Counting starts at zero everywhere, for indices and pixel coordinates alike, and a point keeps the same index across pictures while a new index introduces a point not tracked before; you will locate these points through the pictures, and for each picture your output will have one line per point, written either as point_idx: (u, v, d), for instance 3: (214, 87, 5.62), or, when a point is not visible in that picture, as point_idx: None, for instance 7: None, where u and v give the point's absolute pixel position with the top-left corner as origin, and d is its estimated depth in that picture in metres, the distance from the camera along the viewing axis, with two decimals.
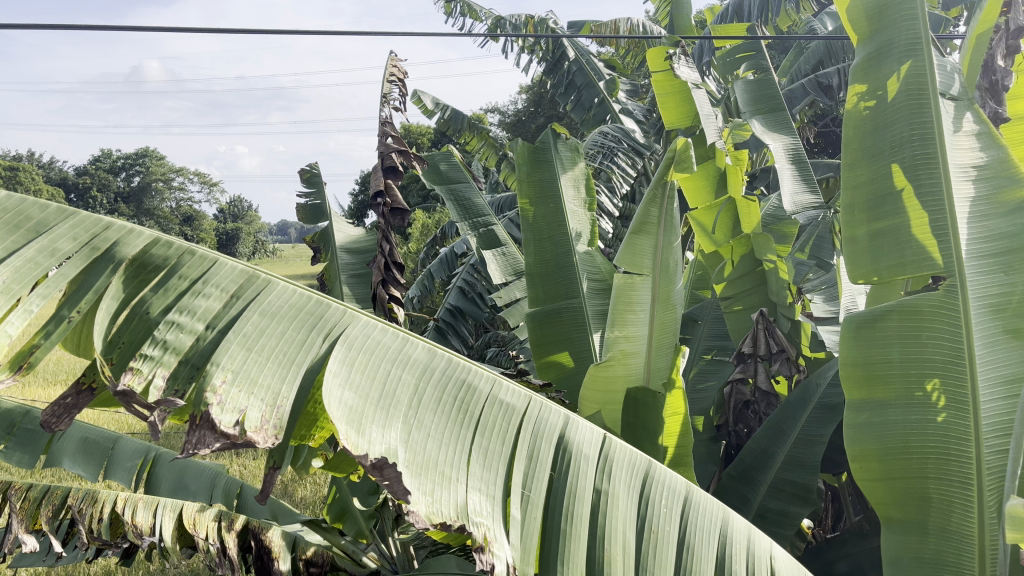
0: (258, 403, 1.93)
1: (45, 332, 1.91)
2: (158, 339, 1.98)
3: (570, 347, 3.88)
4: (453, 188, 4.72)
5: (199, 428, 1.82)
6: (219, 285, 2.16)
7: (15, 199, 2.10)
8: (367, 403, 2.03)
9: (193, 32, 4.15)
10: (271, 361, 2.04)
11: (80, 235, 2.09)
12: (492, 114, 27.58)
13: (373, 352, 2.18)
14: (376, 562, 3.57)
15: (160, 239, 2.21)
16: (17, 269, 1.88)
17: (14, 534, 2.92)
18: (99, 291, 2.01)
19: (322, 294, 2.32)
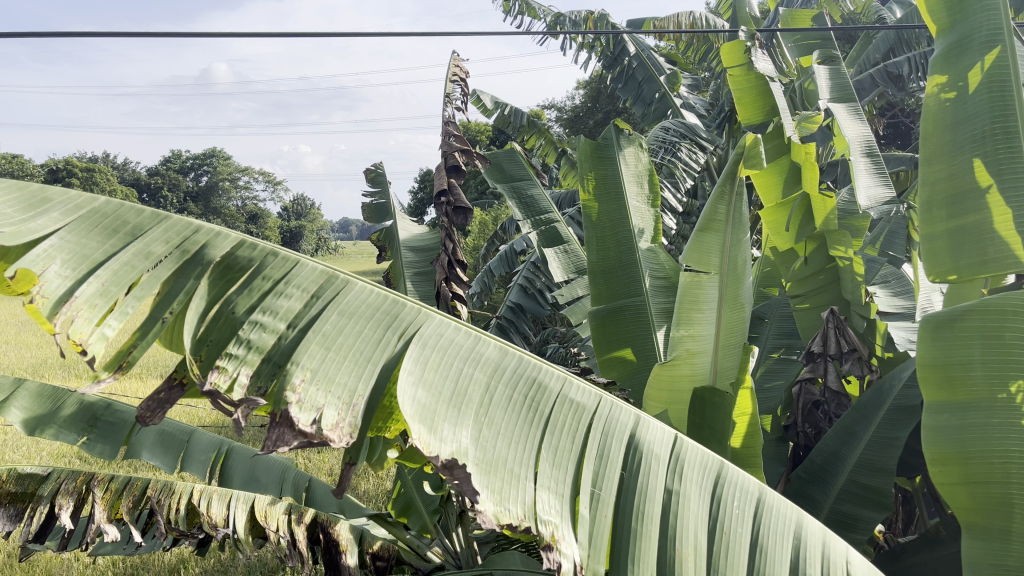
0: (335, 402, 1.97)
1: (142, 333, 2.00)
2: (242, 338, 2.05)
3: (634, 344, 3.86)
4: (515, 185, 4.74)
5: (278, 426, 1.87)
6: (301, 285, 2.21)
7: (115, 205, 2.23)
8: (439, 401, 2.07)
9: (260, 37, 4.24)
10: (349, 360, 2.08)
11: (172, 238, 2.18)
12: (550, 110, 27.52)
13: (445, 350, 2.21)
14: (440, 556, 3.60)
15: (246, 241, 2.29)
16: (115, 272, 1.97)
17: (97, 524, 3.04)
18: (189, 292, 2.09)
19: (398, 293, 2.36)
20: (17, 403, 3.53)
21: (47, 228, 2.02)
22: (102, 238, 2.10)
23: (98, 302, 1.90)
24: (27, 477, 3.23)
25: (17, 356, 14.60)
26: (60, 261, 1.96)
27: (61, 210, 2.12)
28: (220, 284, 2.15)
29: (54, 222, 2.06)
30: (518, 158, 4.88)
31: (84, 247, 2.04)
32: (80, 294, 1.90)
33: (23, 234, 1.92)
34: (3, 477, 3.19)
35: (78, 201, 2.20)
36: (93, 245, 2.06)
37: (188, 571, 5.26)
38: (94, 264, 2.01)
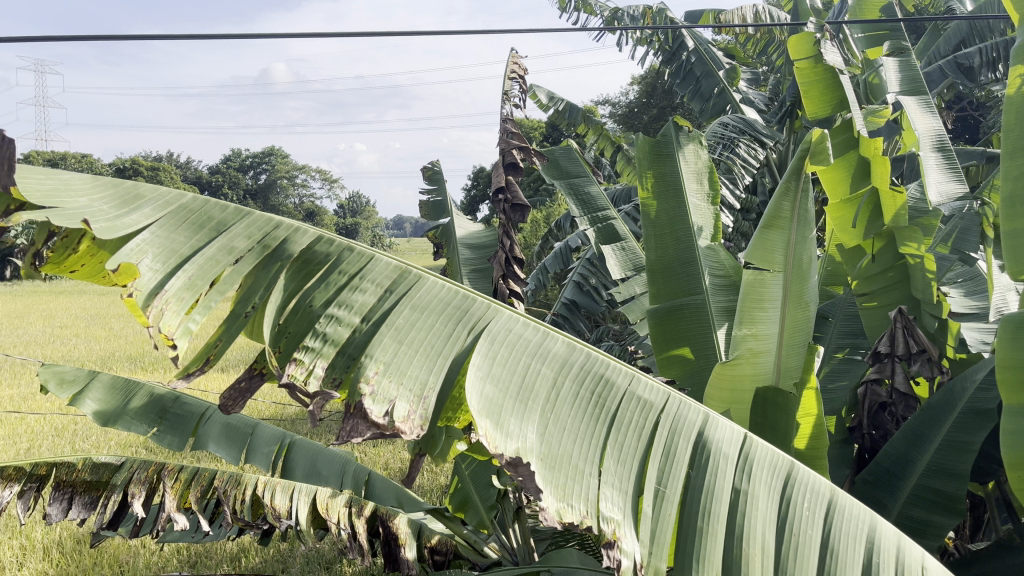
0: (406, 395, 2.06)
1: (225, 325, 2.14)
2: (319, 331, 2.15)
3: (693, 343, 3.81)
4: (573, 183, 4.74)
5: (353, 417, 1.97)
6: (375, 280, 2.33)
7: (200, 201, 2.40)
8: (506, 396, 2.13)
9: (320, 36, 4.28)
10: (420, 354, 2.17)
11: (254, 233, 2.33)
12: (604, 106, 27.35)
13: (514, 346, 2.27)
14: (497, 552, 3.62)
15: (324, 237, 2.44)
16: (202, 266, 2.12)
17: (167, 512, 3.11)
18: (270, 287, 2.23)
19: (468, 289, 2.45)
20: (91, 395, 3.65)
21: (140, 223, 2.20)
22: (191, 232, 2.27)
23: (185, 296, 2.02)
24: (102, 466, 3.33)
25: (88, 349, 15.14)
26: (151, 254, 2.11)
27: (153, 205, 2.29)
28: (298, 278, 2.29)
29: (146, 218, 2.22)
30: (574, 154, 4.85)
31: (172, 242, 2.19)
32: (169, 288, 2.02)
33: (119, 229, 2.11)
34: (78, 466, 3.29)
35: (169, 197, 2.37)
36: (181, 240, 2.21)
37: (248, 560, 5.37)
38: (182, 259, 2.16)
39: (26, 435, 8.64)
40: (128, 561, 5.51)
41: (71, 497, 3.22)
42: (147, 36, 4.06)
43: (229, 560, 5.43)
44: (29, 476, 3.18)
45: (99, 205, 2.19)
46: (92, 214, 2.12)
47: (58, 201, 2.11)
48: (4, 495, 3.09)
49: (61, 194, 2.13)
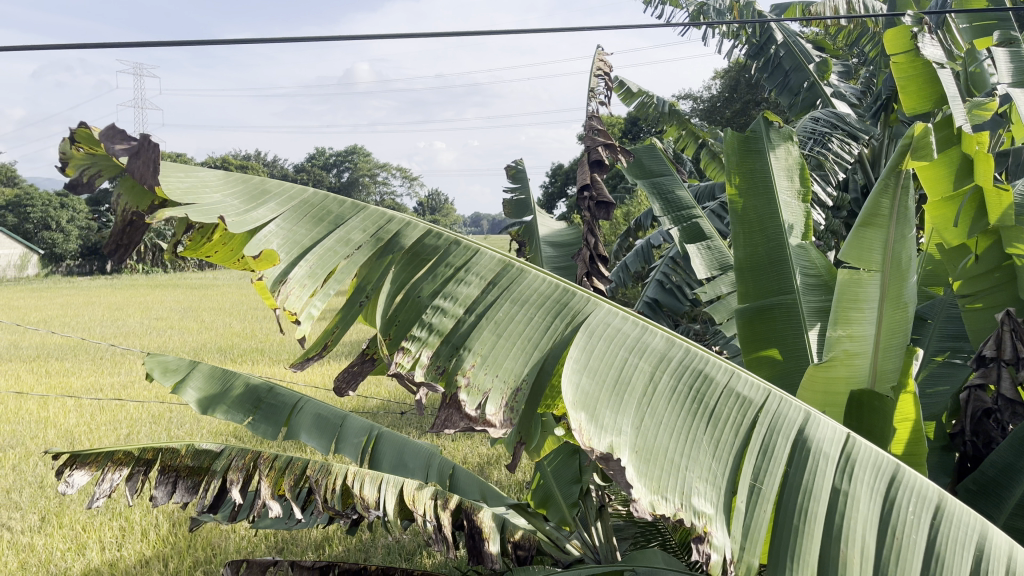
0: (501, 386, 2.32)
1: (341, 318, 2.55)
2: (426, 322, 2.48)
3: (782, 343, 3.70)
4: (657, 182, 4.71)
5: (448, 408, 2.26)
6: (479, 273, 2.65)
7: (321, 197, 2.83)
8: (601, 388, 2.33)
9: (405, 37, 4.33)
10: (518, 346, 2.45)
11: (369, 227, 2.73)
12: (686, 101, 26.89)
13: (612, 339, 2.50)
14: (579, 549, 3.63)
15: (432, 230, 2.80)
16: (322, 257, 2.50)
17: (263, 499, 3.21)
18: (382, 280, 2.62)
19: (568, 282, 2.70)
20: (193, 382, 3.82)
21: (266, 216, 2.64)
22: (312, 226, 2.70)
23: (307, 283, 2.41)
24: (203, 453, 3.47)
25: (180, 340, 15.81)
26: (278, 244, 2.50)
27: (278, 201, 2.73)
28: (408, 269, 2.65)
29: (272, 212, 2.66)
30: (657, 153, 4.83)
31: (296, 234, 2.60)
32: (292, 277, 2.38)
33: (248, 223, 2.55)
34: (182, 452, 3.46)
35: (292, 193, 2.82)
36: (303, 232, 2.62)
37: (332, 548, 5.54)
38: (304, 250, 2.56)
39: (125, 421, 9.12)
40: (220, 544, 5.76)
41: (175, 481, 3.39)
42: (240, 40, 4.21)
43: (314, 547, 5.60)
44: (137, 460, 3.38)
45: (230, 201, 2.66)
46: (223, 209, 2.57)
47: (195, 197, 2.60)
48: (114, 478, 3.31)
49: (198, 191, 2.61)
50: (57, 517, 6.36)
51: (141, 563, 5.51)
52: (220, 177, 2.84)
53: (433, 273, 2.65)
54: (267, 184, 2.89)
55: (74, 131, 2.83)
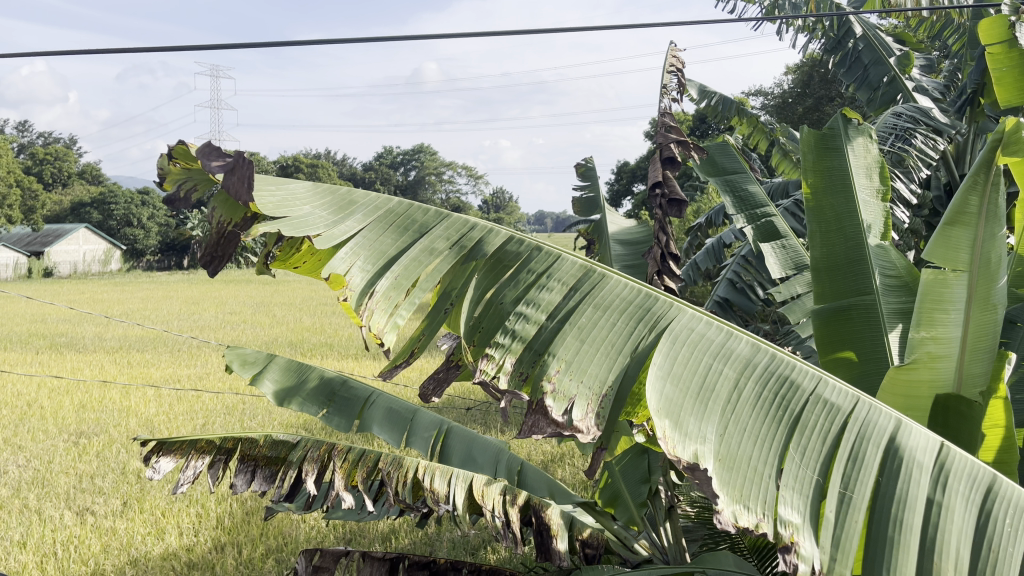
0: (586, 391, 2.45)
1: (427, 326, 2.71)
2: (509, 329, 2.64)
3: (859, 346, 3.58)
4: (730, 179, 4.65)
5: (535, 414, 2.38)
6: (561, 280, 2.78)
7: (405, 206, 3.04)
8: (685, 396, 2.46)
9: (476, 35, 4.36)
10: (600, 353, 2.56)
11: (452, 235, 2.91)
12: (756, 98, 26.35)
13: (696, 345, 2.60)
14: (647, 550, 3.65)
15: (514, 237, 2.97)
16: (406, 266, 2.71)
17: (335, 490, 3.26)
18: (467, 286, 2.80)
19: (650, 289, 2.82)
20: (270, 376, 3.93)
21: (353, 229, 2.84)
22: (399, 233, 2.90)
23: (396, 292, 2.60)
24: (280, 443, 3.57)
25: (253, 334, 16.25)
26: (363, 256, 2.73)
27: (364, 211, 2.95)
28: (490, 276, 2.82)
29: (359, 223, 2.88)
30: (730, 150, 4.76)
31: (381, 244, 2.81)
32: (379, 289, 2.60)
33: (338, 236, 2.78)
34: (260, 442, 3.56)
35: (377, 203, 3.02)
36: (389, 241, 2.83)
37: (399, 541, 5.62)
38: (388, 258, 2.78)
39: (201, 411, 9.43)
40: (291, 533, 5.92)
41: (253, 470, 3.50)
42: (313, 41, 4.30)
43: (381, 540, 5.69)
44: (218, 449, 3.51)
45: (320, 212, 2.89)
46: (313, 222, 2.80)
47: (287, 210, 2.83)
48: (197, 466, 3.47)
49: (289, 204, 2.84)
50: (138, 502, 6.62)
51: (215, 549, 5.69)
52: (310, 187, 3.06)
53: (516, 279, 2.81)
54: (354, 192, 3.09)
55: (173, 148, 3.04)
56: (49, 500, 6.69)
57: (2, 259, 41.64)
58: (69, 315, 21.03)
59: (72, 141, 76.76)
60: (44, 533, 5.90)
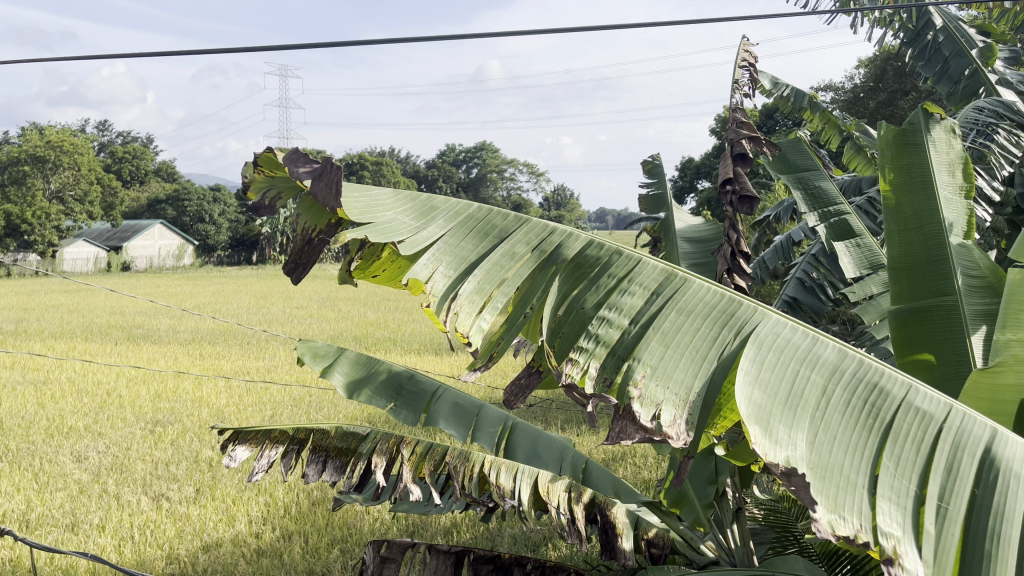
0: (673, 397, 2.51)
1: (507, 329, 2.87)
2: (593, 334, 2.74)
3: (938, 348, 3.47)
4: (801, 176, 4.57)
5: (622, 420, 2.46)
6: (643, 284, 2.88)
7: (485, 211, 3.22)
8: (774, 402, 2.47)
9: (545, 32, 4.35)
10: (686, 359, 2.62)
11: (532, 240, 3.08)
12: (825, 92, 25.70)
13: (782, 351, 2.64)
14: (714, 551, 3.57)
15: (594, 242, 3.08)
16: (489, 271, 2.88)
17: (404, 482, 3.32)
18: (547, 290, 2.91)
19: (733, 292, 2.88)
20: (339, 369, 4.02)
21: (435, 235, 3.02)
22: (479, 238, 3.08)
23: (479, 297, 2.78)
24: (350, 435, 3.65)
25: (318, 329, 16.58)
26: (445, 262, 2.91)
27: (445, 217, 3.13)
28: (570, 279, 2.96)
29: (440, 229, 3.06)
30: (802, 148, 4.68)
31: (462, 249, 2.99)
32: (462, 293, 2.78)
33: (421, 242, 2.96)
34: (331, 434, 3.64)
35: (457, 209, 3.21)
36: (470, 247, 3.01)
37: (461, 535, 5.66)
38: (470, 263, 2.95)
39: (269, 403, 9.67)
40: (355, 524, 6.03)
41: (325, 460, 3.59)
42: (382, 39, 4.36)
43: (443, 533, 5.75)
44: (292, 439, 3.62)
45: (403, 218, 3.09)
46: (398, 228, 2.99)
47: (372, 216, 3.01)
48: (271, 455, 3.56)
49: (374, 211, 3.04)
50: (210, 490, 6.84)
51: (283, 537, 5.84)
52: (392, 195, 3.27)
53: (597, 283, 2.92)
54: (434, 199, 3.27)
55: (259, 156, 3.21)
56: (127, 485, 6.96)
57: (82, 253, 43.46)
58: (145, 308, 21.86)
59: (150, 141, 79.77)
60: (122, 517, 6.15)
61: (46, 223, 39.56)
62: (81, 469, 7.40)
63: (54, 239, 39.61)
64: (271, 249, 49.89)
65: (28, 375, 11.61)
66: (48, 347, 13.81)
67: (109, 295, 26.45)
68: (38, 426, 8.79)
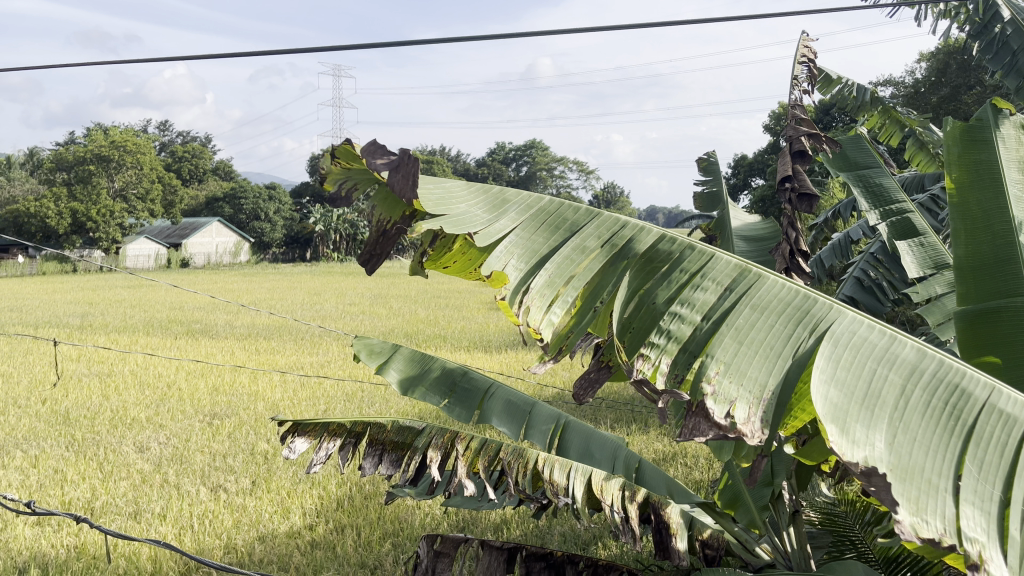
0: (746, 395, 2.50)
1: (577, 323, 2.96)
2: (665, 330, 2.76)
3: (1008, 351, 3.30)
4: (861, 174, 4.51)
5: (696, 416, 2.46)
6: (716, 279, 2.91)
7: (558, 205, 3.28)
8: (850, 401, 2.43)
9: (600, 30, 4.35)
10: (760, 356, 2.62)
11: (603, 234, 3.13)
12: (885, 88, 25.05)
13: (857, 349, 2.61)
14: (769, 553, 3.52)
15: (666, 236, 3.13)
16: (561, 264, 2.94)
17: (458, 477, 3.35)
18: (617, 284, 2.98)
19: (808, 290, 2.88)
20: (394, 365, 4.08)
21: (507, 228, 3.11)
22: (551, 231, 3.15)
23: (551, 290, 2.84)
24: (406, 429, 3.71)
25: (370, 325, 16.80)
26: (517, 255, 2.97)
27: (517, 210, 3.22)
28: (641, 274, 2.99)
29: (512, 222, 3.14)
30: (863, 144, 4.66)
31: (534, 243, 3.06)
32: (534, 286, 2.82)
33: (494, 233, 3.05)
34: (388, 428, 3.72)
35: (530, 202, 3.30)
36: (541, 241, 3.08)
37: (511, 532, 5.68)
38: (541, 256, 3.02)
39: (323, 397, 9.84)
40: (407, 518, 6.10)
41: (381, 453, 3.65)
42: (437, 39, 4.39)
43: (493, 529, 5.77)
44: (348, 432, 3.68)
45: (476, 210, 3.17)
46: (472, 219, 3.07)
47: (446, 208, 3.10)
48: (329, 447, 3.63)
49: (448, 202, 3.12)
50: (266, 482, 6.99)
51: (336, 531, 5.93)
52: (464, 186, 3.37)
53: (668, 279, 2.95)
54: (506, 193, 3.38)
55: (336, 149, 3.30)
56: (187, 476, 7.16)
57: (143, 250, 44.81)
58: (205, 303, 22.46)
59: (209, 140, 81.84)
60: (183, 507, 6.32)
61: (110, 222, 40.85)
62: (144, 459, 7.64)
63: (117, 236, 40.86)
64: (324, 246, 50.66)
65: (94, 367, 12.03)
66: (112, 341, 14.28)
67: (170, 291, 27.24)
68: (103, 417, 9.11)
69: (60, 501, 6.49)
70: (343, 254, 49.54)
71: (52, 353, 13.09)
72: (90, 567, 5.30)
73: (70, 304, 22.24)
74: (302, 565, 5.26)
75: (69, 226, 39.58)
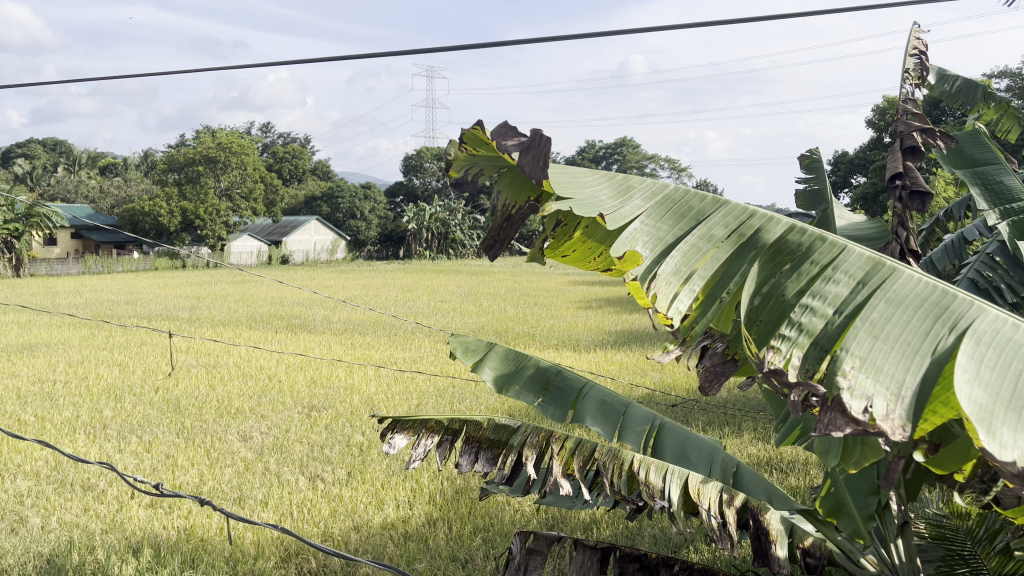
0: (884, 392, 2.40)
1: (704, 311, 2.94)
2: (796, 322, 2.70)
3: None
4: (980, 170, 4.36)
5: (831, 411, 2.35)
6: (848, 272, 2.84)
7: (683, 192, 3.28)
8: (997, 401, 2.30)
9: (697, 26, 4.27)
10: (896, 351, 2.52)
11: (731, 223, 3.13)
12: (1000, 79, 23.65)
13: (1001, 349, 2.49)
14: (875, 566, 3.41)
15: (796, 227, 3.10)
16: (688, 253, 2.96)
17: (554, 477, 3.36)
18: (745, 274, 2.96)
19: (946, 287, 2.76)
20: (489, 363, 4.13)
21: (633, 213, 3.12)
22: (677, 220, 3.15)
23: (678, 280, 2.85)
24: (502, 428, 3.75)
25: (461, 322, 17.00)
26: (643, 241, 2.98)
27: (643, 196, 3.23)
28: (768, 265, 2.96)
29: (638, 208, 3.15)
30: (979, 142, 4.51)
31: (660, 230, 3.07)
32: (661, 273, 2.84)
33: (623, 217, 3.07)
34: (484, 426, 3.76)
35: (655, 189, 3.31)
36: (666, 228, 3.08)
37: (601, 531, 5.67)
38: (666, 244, 3.02)
39: (416, 392, 10.03)
40: (497, 514, 6.15)
41: (477, 451, 3.68)
42: (531, 39, 4.41)
43: (582, 528, 5.77)
44: (446, 429, 3.75)
45: (602, 195, 3.20)
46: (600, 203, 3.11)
47: (574, 191, 3.16)
48: (427, 444, 3.70)
49: (575, 186, 3.18)
50: (361, 473, 7.19)
51: (429, 523, 6.04)
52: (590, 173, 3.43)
53: (798, 271, 2.91)
54: (630, 179, 3.41)
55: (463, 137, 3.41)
56: (286, 465, 7.42)
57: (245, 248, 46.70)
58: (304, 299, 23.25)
59: (307, 140, 84.64)
60: (283, 495, 6.55)
61: (216, 219, 42.66)
62: (247, 447, 7.97)
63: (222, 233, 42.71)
64: (416, 245, 51.62)
65: (201, 358, 12.62)
66: (217, 333, 14.94)
67: (271, 286, 28.21)
68: (210, 406, 9.56)
69: (170, 485, 6.84)
70: (434, 253, 50.35)
71: (164, 344, 13.82)
72: (199, 549, 5.56)
73: (180, 297, 23.43)
74: (396, 556, 5.39)
75: (178, 224, 41.61)
